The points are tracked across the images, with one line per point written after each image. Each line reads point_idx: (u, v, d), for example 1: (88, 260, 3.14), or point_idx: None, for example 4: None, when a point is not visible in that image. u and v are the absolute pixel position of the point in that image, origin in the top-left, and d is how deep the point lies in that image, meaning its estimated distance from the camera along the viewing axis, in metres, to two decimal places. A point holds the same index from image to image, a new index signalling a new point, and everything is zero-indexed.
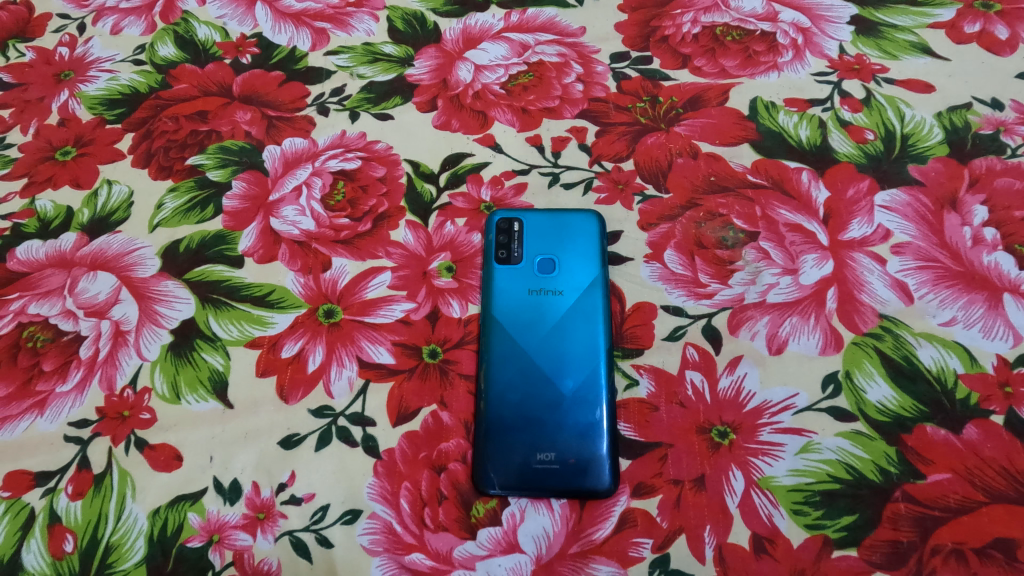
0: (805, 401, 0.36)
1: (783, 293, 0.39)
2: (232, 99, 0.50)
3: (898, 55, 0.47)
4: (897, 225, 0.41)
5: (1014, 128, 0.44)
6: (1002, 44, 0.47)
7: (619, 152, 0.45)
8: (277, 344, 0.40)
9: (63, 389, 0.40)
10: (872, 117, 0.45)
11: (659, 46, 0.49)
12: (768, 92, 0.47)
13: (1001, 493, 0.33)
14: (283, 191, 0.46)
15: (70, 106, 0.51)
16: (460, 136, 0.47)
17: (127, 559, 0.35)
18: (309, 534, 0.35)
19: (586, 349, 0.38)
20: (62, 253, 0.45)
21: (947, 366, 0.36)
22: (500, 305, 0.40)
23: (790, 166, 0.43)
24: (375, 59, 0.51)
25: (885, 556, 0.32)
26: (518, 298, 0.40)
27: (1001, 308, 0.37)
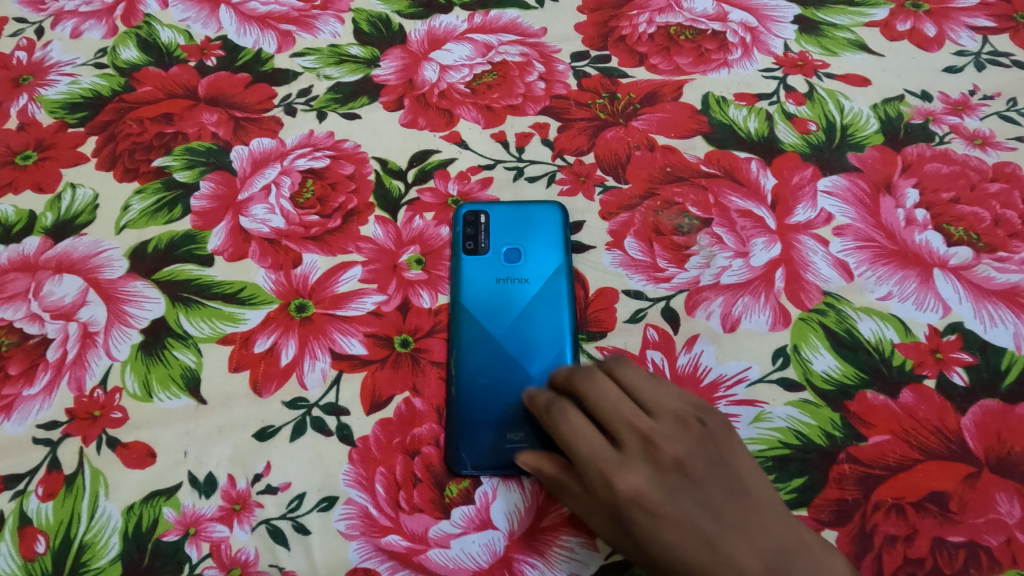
0: (757, 373, 0.38)
1: (735, 275, 0.41)
2: (198, 101, 0.50)
3: (837, 52, 0.51)
4: (838, 208, 0.43)
5: (942, 117, 0.47)
6: (930, 40, 0.51)
7: (581, 146, 0.47)
8: (249, 339, 0.41)
9: (30, 392, 0.40)
10: (815, 109, 0.48)
11: (617, 45, 0.52)
12: (719, 87, 0.49)
13: (935, 450, 0.36)
14: (252, 190, 0.46)
15: (30, 111, 0.51)
16: (427, 134, 0.48)
17: (102, 556, 0.36)
18: (286, 522, 0.36)
19: (551, 333, 0.40)
20: (26, 257, 0.44)
21: (885, 336, 0.39)
22: (469, 293, 0.41)
23: (741, 156, 0.46)
24: (341, 61, 0.52)
25: (833, 513, 0.35)
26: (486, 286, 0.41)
27: (932, 282, 0.40)
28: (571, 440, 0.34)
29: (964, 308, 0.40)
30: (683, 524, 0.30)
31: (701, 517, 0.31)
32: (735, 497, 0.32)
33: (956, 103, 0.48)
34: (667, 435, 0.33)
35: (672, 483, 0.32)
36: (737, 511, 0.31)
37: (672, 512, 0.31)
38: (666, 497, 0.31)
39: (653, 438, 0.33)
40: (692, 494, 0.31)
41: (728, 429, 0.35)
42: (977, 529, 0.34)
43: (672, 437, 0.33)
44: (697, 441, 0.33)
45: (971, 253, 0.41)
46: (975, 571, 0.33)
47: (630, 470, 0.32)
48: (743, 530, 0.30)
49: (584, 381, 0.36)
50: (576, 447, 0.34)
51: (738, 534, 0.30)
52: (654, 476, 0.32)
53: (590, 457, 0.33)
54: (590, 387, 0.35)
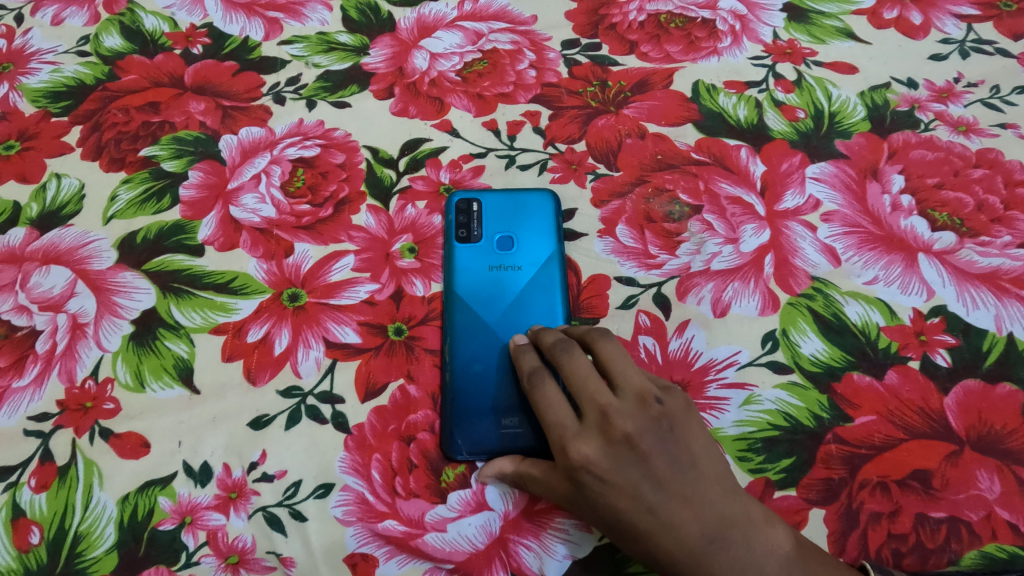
0: (747, 357, 0.39)
1: (726, 261, 0.42)
2: (184, 90, 0.50)
3: (826, 40, 0.51)
4: (826, 195, 0.44)
5: (927, 105, 0.48)
6: (916, 28, 0.51)
7: (572, 134, 0.47)
8: (242, 329, 0.41)
9: (20, 383, 0.39)
10: (803, 97, 0.49)
11: (607, 33, 0.52)
12: (709, 75, 0.50)
13: (918, 429, 0.37)
14: (242, 179, 0.46)
15: (12, 100, 0.50)
16: (417, 123, 0.48)
17: (97, 546, 0.36)
18: (283, 509, 0.36)
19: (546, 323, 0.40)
20: (11, 249, 0.44)
21: (871, 320, 0.40)
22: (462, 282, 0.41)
23: (730, 144, 0.46)
24: (330, 49, 0.51)
25: (820, 493, 0.36)
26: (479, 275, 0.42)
27: (917, 266, 0.41)
28: (542, 406, 0.35)
29: (948, 291, 0.41)
30: (631, 492, 0.32)
31: (646, 487, 0.32)
32: (682, 469, 0.32)
33: (941, 91, 0.48)
34: (625, 412, 0.33)
35: (623, 456, 0.32)
36: (681, 483, 0.32)
37: (620, 482, 0.32)
38: (616, 467, 0.32)
39: (610, 414, 0.33)
40: (640, 466, 0.32)
41: (686, 406, 0.35)
42: (958, 505, 0.35)
43: (629, 414, 0.33)
44: (652, 419, 0.33)
45: (954, 238, 0.42)
46: (956, 545, 0.34)
47: (586, 441, 0.33)
48: (687, 500, 0.31)
49: (562, 355, 0.36)
50: (544, 414, 0.35)
51: (682, 504, 0.31)
52: (607, 451, 0.32)
53: (554, 425, 0.34)
54: (567, 361, 0.35)
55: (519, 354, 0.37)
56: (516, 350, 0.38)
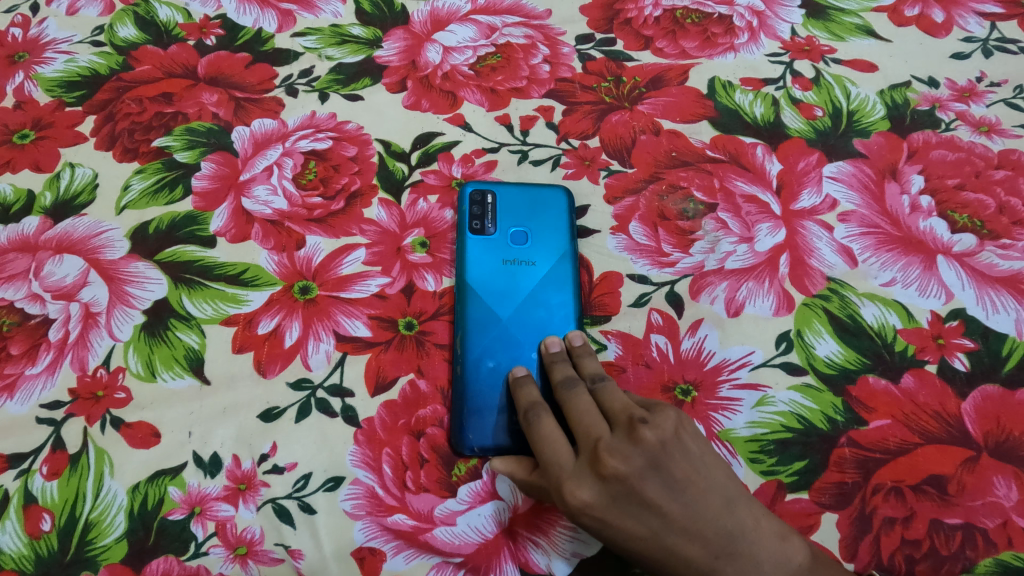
0: (761, 358, 0.39)
1: (740, 260, 0.41)
2: (198, 81, 0.50)
3: (845, 37, 0.50)
4: (843, 194, 0.43)
5: (948, 104, 0.47)
6: (938, 26, 0.50)
7: (586, 130, 0.47)
8: (253, 320, 0.41)
9: (33, 371, 0.40)
10: (821, 95, 0.48)
11: (622, 28, 0.51)
12: (725, 72, 0.49)
13: (934, 434, 0.36)
14: (254, 171, 0.46)
15: (27, 89, 0.50)
16: (430, 117, 0.48)
17: (107, 534, 0.36)
18: (293, 501, 0.36)
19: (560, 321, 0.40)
20: (25, 237, 0.44)
21: (888, 322, 0.39)
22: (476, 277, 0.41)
23: (746, 141, 0.46)
24: (343, 41, 0.51)
25: (833, 497, 0.35)
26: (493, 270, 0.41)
27: (936, 268, 0.41)
28: (537, 448, 0.34)
29: (967, 294, 0.40)
30: (630, 526, 0.31)
31: (645, 519, 0.31)
32: (679, 492, 0.31)
33: (962, 90, 0.47)
34: (616, 450, 0.32)
35: (618, 493, 0.31)
36: (680, 508, 0.31)
37: (620, 520, 0.31)
38: (612, 505, 0.31)
39: (601, 451, 0.32)
40: (636, 501, 0.31)
41: (676, 424, 0.33)
42: (974, 511, 0.35)
43: (621, 448, 0.32)
44: (642, 450, 0.32)
45: (975, 240, 0.41)
46: (971, 552, 0.34)
47: (582, 483, 0.32)
48: (688, 526, 0.31)
49: (566, 393, 0.36)
50: (540, 454, 0.34)
51: (683, 530, 0.31)
52: (604, 491, 0.31)
53: (549, 466, 0.33)
54: (570, 398, 0.35)
55: (519, 386, 0.37)
56: (514, 381, 0.38)
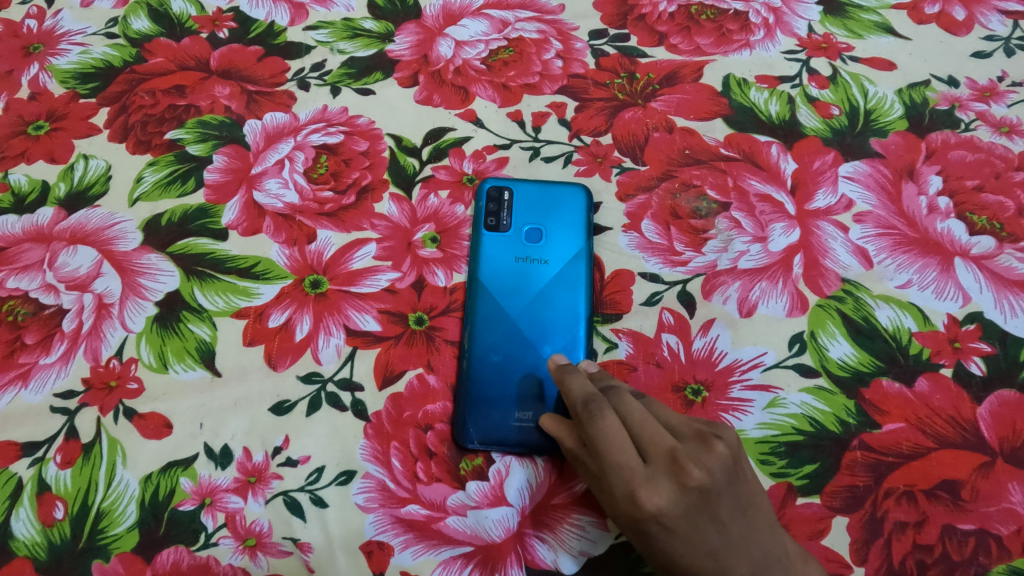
0: (773, 359, 0.38)
1: (753, 260, 0.41)
2: (210, 74, 0.50)
3: (863, 35, 0.50)
4: (859, 195, 0.43)
5: (968, 104, 0.46)
6: (959, 24, 0.49)
7: (598, 127, 0.47)
8: (264, 313, 0.41)
9: (47, 361, 0.40)
10: (838, 93, 0.47)
11: (636, 24, 0.50)
12: (740, 69, 0.48)
13: (949, 439, 0.36)
14: (266, 165, 0.46)
15: (41, 80, 0.50)
16: (442, 112, 0.48)
17: (119, 523, 0.36)
18: (304, 494, 0.37)
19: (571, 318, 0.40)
20: (40, 228, 0.44)
21: (903, 325, 0.39)
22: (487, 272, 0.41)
23: (761, 140, 0.45)
24: (355, 35, 0.51)
25: (845, 500, 0.35)
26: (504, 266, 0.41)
27: (953, 271, 0.40)
28: (603, 445, 0.32)
29: (984, 297, 0.39)
30: (695, 540, 0.30)
31: (711, 533, 0.30)
32: (742, 510, 0.31)
33: (983, 90, 0.47)
34: (695, 457, 0.31)
35: (693, 503, 0.30)
36: (742, 526, 0.30)
37: (689, 531, 0.30)
38: (685, 514, 0.30)
39: (682, 458, 0.31)
40: (707, 513, 0.30)
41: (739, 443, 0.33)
42: (988, 518, 0.34)
43: (700, 457, 0.31)
44: (721, 463, 0.31)
45: (993, 243, 0.41)
46: (984, 559, 0.34)
47: (656, 488, 0.30)
48: (745, 545, 0.30)
49: (620, 390, 0.34)
50: (606, 452, 0.32)
51: (742, 549, 0.30)
52: (680, 500, 0.30)
53: (619, 466, 0.31)
54: (626, 396, 0.34)
55: (567, 377, 0.35)
56: (562, 372, 0.36)
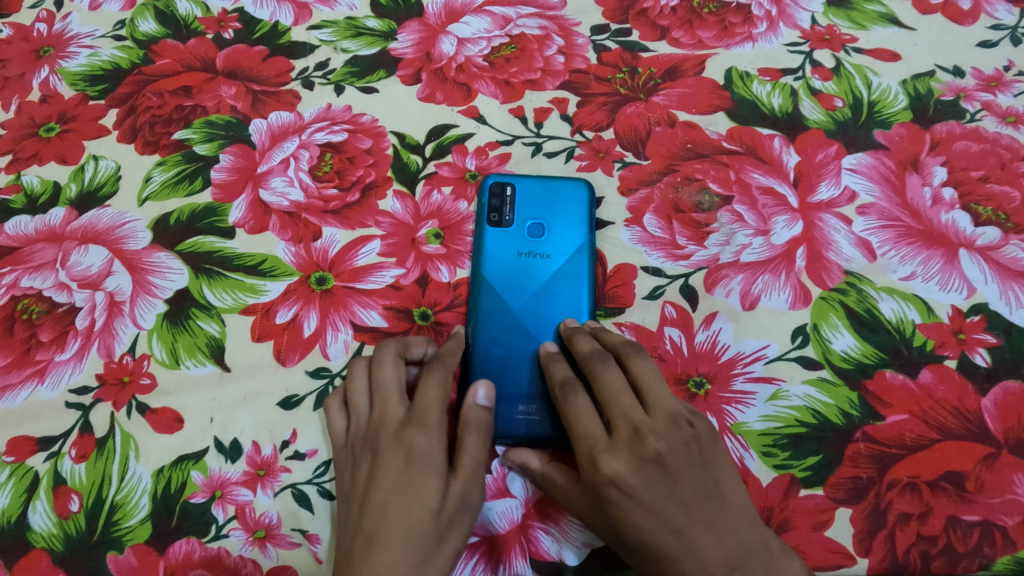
0: (776, 351, 0.38)
1: (756, 253, 0.41)
2: (216, 74, 0.50)
3: (867, 26, 0.49)
4: (862, 186, 0.43)
5: (974, 94, 0.46)
6: (965, 13, 0.49)
7: (600, 122, 0.47)
8: (271, 310, 0.42)
9: (62, 357, 0.41)
10: (841, 85, 0.47)
11: (638, 18, 0.50)
12: (743, 62, 0.48)
13: (953, 430, 0.36)
14: (271, 163, 0.46)
15: (52, 83, 0.51)
16: (444, 109, 0.48)
17: (133, 516, 0.37)
18: (312, 487, 0.37)
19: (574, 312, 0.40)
20: (52, 228, 0.45)
21: (907, 316, 0.39)
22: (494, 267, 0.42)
23: (764, 133, 0.45)
24: (358, 33, 0.51)
25: (848, 491, 0.35)
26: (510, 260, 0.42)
27: (958, 262, 0.40)
28: (573, 418, 0.34)
29: (989, 289, 0.39)
30: (655, 511, 0.30)
31: (672, 506, 0.30)
32: (710, 492, 0.31)
33: (989, 79, 0.46)
34: (657, 431, 0.32)
35: (652, 474, 0.31)
36: (708, 506, 0.31)
37: (649, 501, 0.30)
38: (645, 484, 0.31)
39: (643, 430, 0.32)
40: (667, 487, 0.30)
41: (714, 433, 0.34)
42: (992, 509, 0.34)
43: (662, 432, 0.32)
44: (684, 441, 0.32)
45: (999, 233, 0.41)
46: (988, 550, 0.34)
47: (616, 456, 0.31)
48: (711, 524, 0.30)
49: (597, 366, 0.35)
50: (574, 425, 0.34)
51: (707, 527, 0.30)
52: (637, 468, 0.31)
53: (584, 437, 0.33)
54: (601, 371, 0.35)
55: (551, 363, 0.37)
56: (547, 358, 0.38)
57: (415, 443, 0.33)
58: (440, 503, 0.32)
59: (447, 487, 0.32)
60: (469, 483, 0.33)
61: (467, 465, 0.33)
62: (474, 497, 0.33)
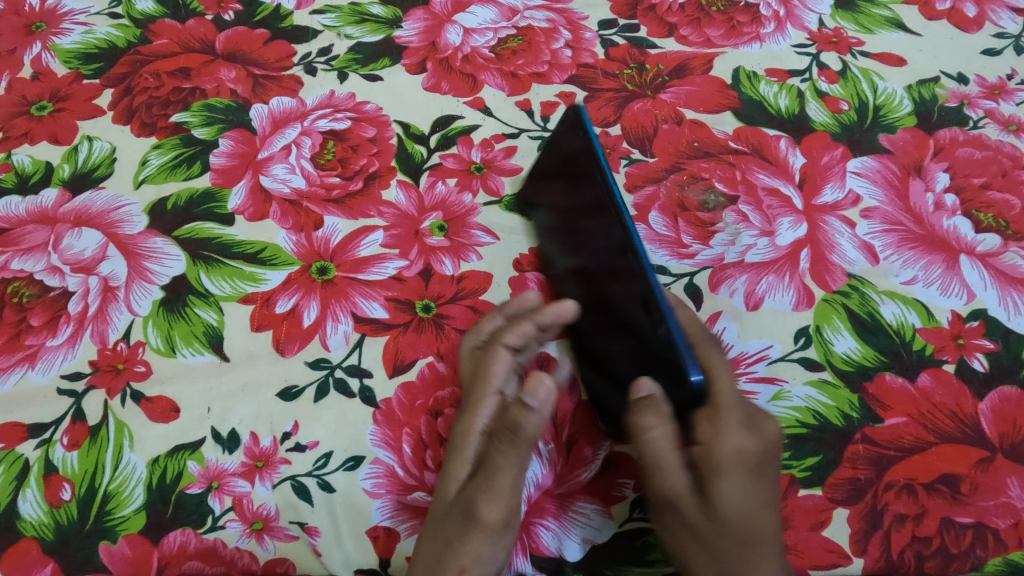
0: (779, 352, 0.39)
1: (760, 254, 0.41)
2: (216, 56, 0.49)
3: (873, 30, 0.49)
4: (867, 190, 0.43)
5: (977, 102, 0.46)
6: (969, 21, 0.49)
7: (607, 118, 0.46)
8: (270, 299, 0.41)
9: (54, 343, 0.40)
10: (847, 88, 0.47)
11: (646, 14, 0.50)
12: (750, 62, 0.48)
13: (950, 433, 0.36)
14: (272, 149, 0.45)
15: (44, 60, 0.49)
16: (450, 99, 0.47)
17: (126, 505, 0.36)
18: (311, 479, 0.37)
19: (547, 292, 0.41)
20: (44, 209, 0.44)
21: (907, 321, 0.39)
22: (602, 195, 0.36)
23: (770, 134, 0.45)
24: (363, 20, 0.50)
25: (846, 492, 0.36)
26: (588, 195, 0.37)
27: (958, 267, 0.40)
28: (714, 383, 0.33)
29: (988, 295, 0.40)
30: (754, 494, 0.33)
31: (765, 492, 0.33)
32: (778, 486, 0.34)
33: (992, 87, 0.47)
34: (764, 423, 0.34)
35: (762, 460, 0.33)
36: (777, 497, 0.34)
37: (753, 483, 0.33)
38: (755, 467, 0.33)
39: (757, 418, 0.34)
40: (766, 473, 0.33)
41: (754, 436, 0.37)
42: (986, 511, 0.35)
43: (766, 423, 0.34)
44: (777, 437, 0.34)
45: (999, 241, 0.41)
46: (981, 551, 0.34)
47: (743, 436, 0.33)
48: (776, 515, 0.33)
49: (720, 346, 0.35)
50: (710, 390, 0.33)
51: (777, 517, 0.33)
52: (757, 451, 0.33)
53: (717, 406, 0.33)
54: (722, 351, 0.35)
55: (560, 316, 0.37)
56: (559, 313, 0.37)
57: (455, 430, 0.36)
58: (452, 501, 0.34)
59: (463, 492, 0.33)
60: (478, 494, 0.33)
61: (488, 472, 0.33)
62: (482, 514, 0.32)
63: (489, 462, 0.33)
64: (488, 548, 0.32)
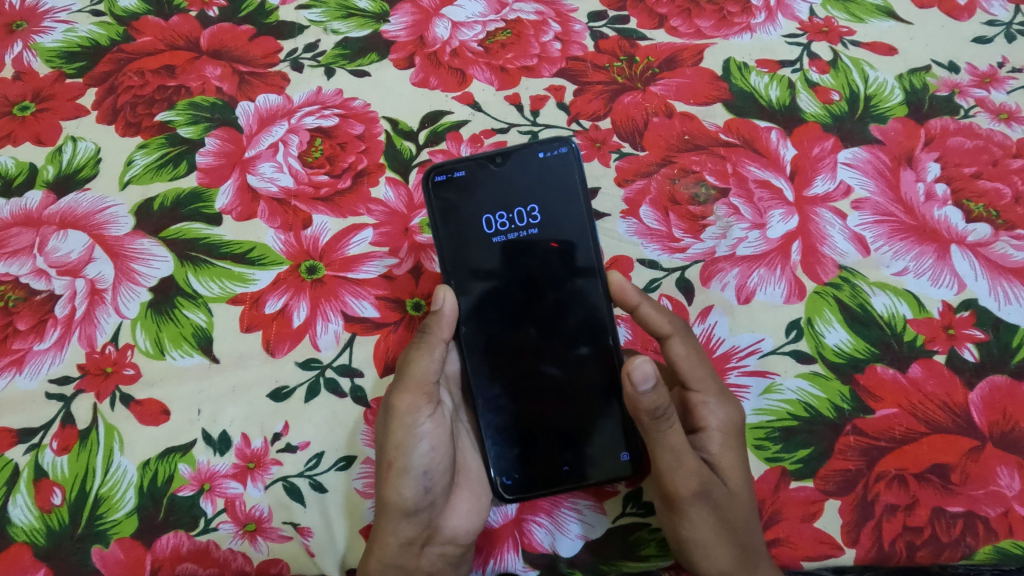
0: (770, 345, 0.39)
1: (752, 246, 0.41)
2: (201, 54, 0.49)
3: (864, 19, 0.49)
4: (857, 181, 0.43)
5: (968, 90, 0.46)
6: (961, 8, 0.49)
7: (597, 111, 0.46)
8: (260, 299, 0.41)
9: (41, 347, 0.40)
10: (838, 78, 0.47)
11: (636, 6, 0.50)
12: (741, 53, 0.48)
13: (941, 424, 0.36)
14: (259, 148, 0.45)
15: (26, 59, 0.49)
16: (438, 94, 0.47)
17: (118, 509, 0.36)
18: (303, 480, 0.37)
19: (470, 322, 0.38)
20: (29, 212, 0.43)
21: (898, 312, 0.39)
22: (582, 245, 0.38)
23: (761, 125, 0.45)
24: (349, 14, 0.50)
25: (837, 484, 0.36)
26: (562, 240, 0.38)
27: (949, 258, 0.40)
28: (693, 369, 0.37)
29: (979, 285, 0.40)
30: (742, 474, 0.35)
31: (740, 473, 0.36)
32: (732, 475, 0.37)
33: (983, 76, 0.46)
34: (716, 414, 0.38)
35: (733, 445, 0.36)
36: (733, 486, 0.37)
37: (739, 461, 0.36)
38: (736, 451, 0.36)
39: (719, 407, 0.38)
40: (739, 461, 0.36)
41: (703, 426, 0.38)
42: (976, 500, 0.35)
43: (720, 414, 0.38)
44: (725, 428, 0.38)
45: (989, 230, 0.41)
46: (971, 540, 0.34)
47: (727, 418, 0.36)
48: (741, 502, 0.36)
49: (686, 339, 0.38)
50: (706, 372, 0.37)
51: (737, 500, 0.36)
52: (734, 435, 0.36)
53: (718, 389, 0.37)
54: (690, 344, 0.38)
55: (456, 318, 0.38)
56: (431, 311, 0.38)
57: (398, 402, 0.35)
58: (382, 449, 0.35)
59: (389, 393, 0.36)
60: (394, 389, 0.36)
61: (400, 434, 0.35)
62: (397, 403, 0.35)
63: (391, 409, 0.35)
64: (406, 440, 0.35)
